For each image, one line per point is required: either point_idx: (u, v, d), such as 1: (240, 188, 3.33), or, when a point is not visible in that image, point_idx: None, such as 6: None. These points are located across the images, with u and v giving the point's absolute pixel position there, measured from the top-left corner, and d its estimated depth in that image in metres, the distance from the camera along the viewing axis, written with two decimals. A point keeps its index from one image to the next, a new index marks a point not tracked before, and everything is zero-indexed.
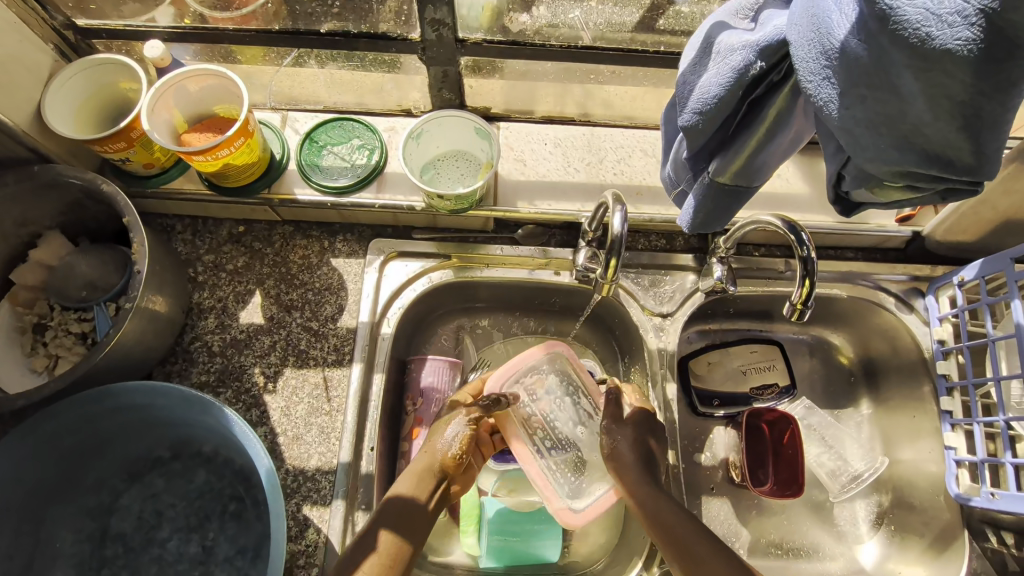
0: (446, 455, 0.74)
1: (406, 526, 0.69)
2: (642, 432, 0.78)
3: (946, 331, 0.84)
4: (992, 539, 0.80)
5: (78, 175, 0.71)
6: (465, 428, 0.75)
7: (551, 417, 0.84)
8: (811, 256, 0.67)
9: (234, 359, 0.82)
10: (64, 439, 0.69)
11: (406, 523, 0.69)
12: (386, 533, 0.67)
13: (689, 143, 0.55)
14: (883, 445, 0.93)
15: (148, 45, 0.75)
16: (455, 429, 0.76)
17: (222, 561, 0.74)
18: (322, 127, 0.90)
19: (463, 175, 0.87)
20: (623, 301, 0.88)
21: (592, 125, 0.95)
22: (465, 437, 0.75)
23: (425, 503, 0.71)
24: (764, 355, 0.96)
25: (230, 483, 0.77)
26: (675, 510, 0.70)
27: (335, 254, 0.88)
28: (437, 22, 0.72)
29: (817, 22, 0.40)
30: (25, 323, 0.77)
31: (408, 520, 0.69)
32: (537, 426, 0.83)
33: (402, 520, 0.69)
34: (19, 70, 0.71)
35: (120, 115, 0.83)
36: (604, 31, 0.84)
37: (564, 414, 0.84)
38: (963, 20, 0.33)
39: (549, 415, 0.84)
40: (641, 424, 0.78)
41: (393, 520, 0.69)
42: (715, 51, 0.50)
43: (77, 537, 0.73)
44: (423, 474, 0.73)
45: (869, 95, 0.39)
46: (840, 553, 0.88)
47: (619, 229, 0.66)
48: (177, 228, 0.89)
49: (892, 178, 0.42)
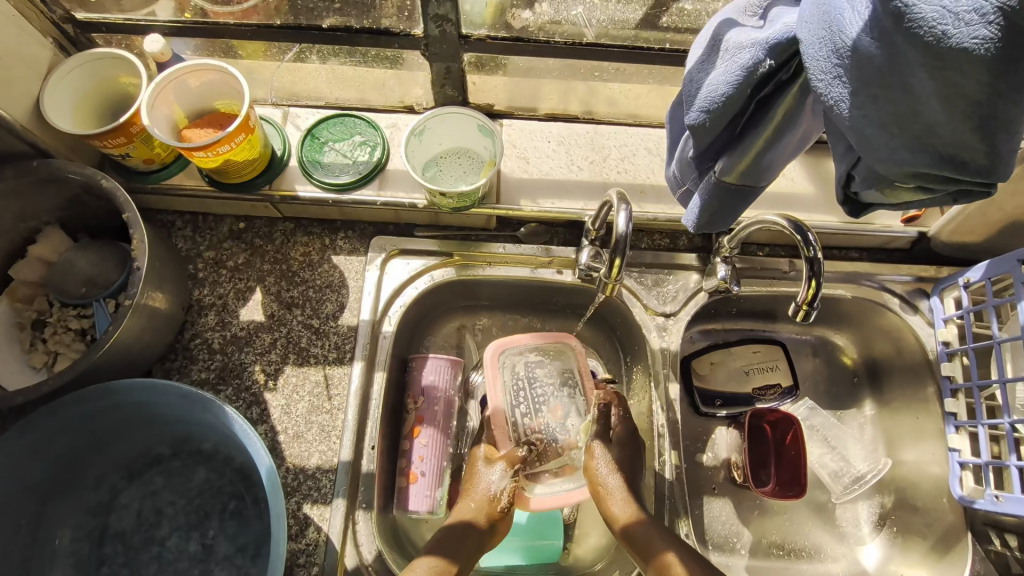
0: (491, 503, 0.75)
1: (456, 551, 0.70)
2: (627, 453, 0.79)
3: (951, 333, 0.83)
4: (995, 541, 0.80)
5: (78, 171, 0.71)
6: (510, 475, 0.76)
7: (539, 412, 0.84)
8: (818, 257, 0.66)
9: (235, 357, 0.82)
10: (63, 436, 0.68)
11: (454, 551, 0.70)
12: (432, 558, 0.68)
13: (695, 142, 0.54)
14: (886, 446, 0.92)
15: (148, 39, 0.74)
16: (494, 477, 0.76)
17: (221, 559, 0.73)
18: (323, 123, 0.89)
19: (465, 173, 0.86)
20: (625, 301, 0.87)
21: (596, 123, 0.95)
22: (507, 481, 0.76)
23: (474, 537, 0.72)
24: (767, 355, 0.95)
25: (230, 481, 0.77)
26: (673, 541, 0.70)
27: (336, 252, 0.88)
28: (441, 17, 0.71)
29: (828, 19, 0.39)
30: (25, 319, 0.76)
31: (457, 545, 0.71)
32: (525, 414, 0.83)
33: (448, 548, 0.70)
34: (18, 63, 0.71)
35: (119, 110, 0.82)
36: (608, 28, 0.84)
37: (552, 407, 0.84)
38: (981, 19, 0.32)
39: (539, 406, 0.84)
40: (630, 444, 0.80)
41: (443, 549, 0.70)
42: (723, 48, 0.49)
43: (76, 534, 0.73)
44: (472, 518, 0.74)
45: (881, 95, 0.38)
46: (842, 554, 0.87)
47: (623, 228, 0.66)
48: (177, 224, 0.88)
49: (903, 180, 0.41)
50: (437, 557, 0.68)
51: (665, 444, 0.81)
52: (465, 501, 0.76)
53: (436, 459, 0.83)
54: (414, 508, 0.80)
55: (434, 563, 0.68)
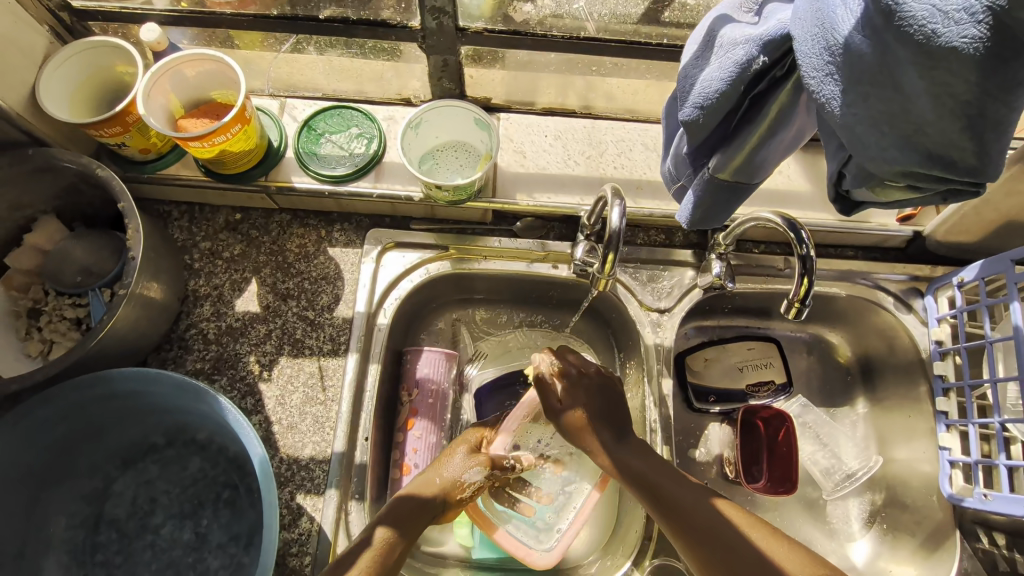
0: (457, 488, 0.74)
1: (404, 524, 0.68)
2: (600, 399, 0.77)
3: (944, 332, 0.83)
4: (983, 539, 0.80)
5: (73, 159, 0.71)
6: (481, 476, 0.75)
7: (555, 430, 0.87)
8: (811, 254, 0.66)
9: (230, 347, 0.82)
10: (58, 424, 0.69)
11: (404, 522, 0.68)
12: (384, 528, 0.67)
13: (689, 138, 0.54)
14: (877, 444, 0.93)
15: (145, 28, 0.76)
16: (473, 470, 0.75)
17: (214, 548, 0.74)
18: (320, 115, 0.89)
19: (462, 166, 0.86)
20: (621, 297, 0.87)
21: (593, 118, 0.94)
22: (481, 483, 0.75)
23: (425, 506, 0.71)
24: (761, 352, 0.96)
25: (224, 471, 0.77)
26: (667, 474, 0.70)
27: (332, 244, 0.88)
28: (438, 10, 0.71)
29: (822, 16, 0.39)
30: (20, 307, 0.76)
31: (409, 520, 0.69)
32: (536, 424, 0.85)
33: (400, 519, 0.68)
34: (13, 52, 0.71)
35: (114, 98, 0.81)
36: (607, 22, 0.83)
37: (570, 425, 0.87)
38: (970, 17, 0.32)
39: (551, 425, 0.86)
40: (596, 390, 0.77)
41: (396, 517, 0.68)
42: (717, 44, 0.49)
43: (71, 521, 0.73)
44: (431, 494, 0.72)
45: (871, 93, 0.38)
46: (832, 550, 0.88)
47: (617, 224, 0.66)
48: (174, 214, 0.88)
49: (894, 179, 0.41)
50: (390, 529, 0.67)
51: (657, 439, 0.81)
52: (430, 475, 0.74)
53: (428, 450, 0.84)
54: None
55: (387, 536, 0.66)
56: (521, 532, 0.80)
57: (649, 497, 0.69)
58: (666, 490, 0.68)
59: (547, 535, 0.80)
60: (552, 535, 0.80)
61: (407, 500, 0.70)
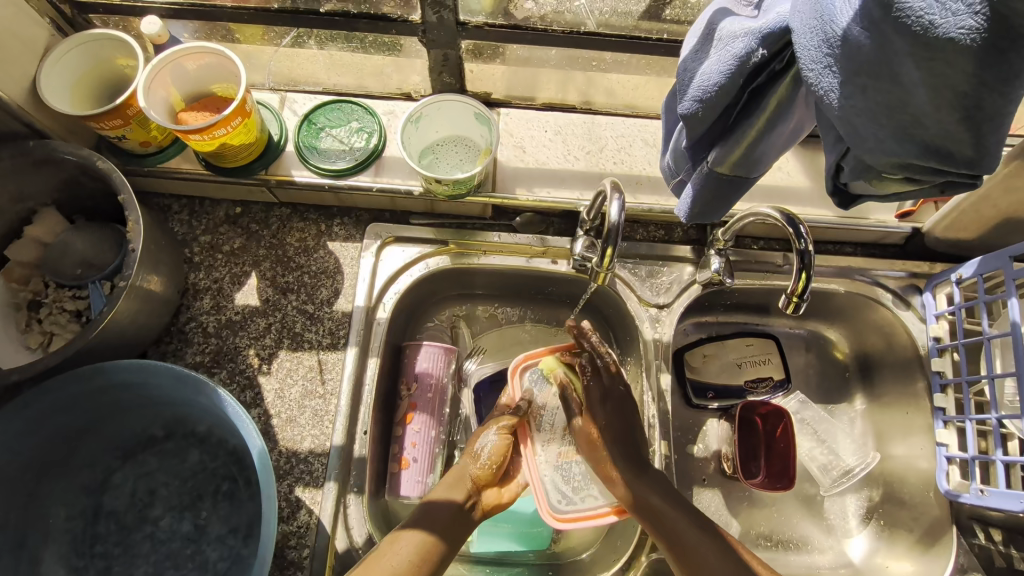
0: (479, 466, 0.75)
1: (436, 527, 0.69)
2: (623, 417, 0.77)
3: (942, 329, 0.84)
4: (979, 534, 0.81)
5: (73, 151, 0.71)
6: (497, 437, 0.76)
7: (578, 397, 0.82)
8: (809, 250, 0.66)
9: (229, 340, 0.82)
10: (58, 416, 0.69)
11: (433, 526, 0.69)
12: (413, 535, 0.67)
13: (688, 131, 0.54)
14: (875, 440, 0.93)
15: (146, 21, 0.74)
16: (488, 437, 0.77)
17: (213, 540, 0.74)
18: (319, 109, 0.89)
19: (462, 160, 0.86)
20: (620, 292, 0.87)
21: (593, 113, 0.94)
22: (500, 447, 0.76)
23: (456, 513, 0.71)
24: (759, 348, 0.96)
25: (223, 463, 0.78)
26: (691, 519, 0.70)
27: (332, 238, 0.88)
28: (438, 4, 0.71)
29: (820, 9, 0.39)
30: (20, 299, 0.76)
31: (441, 526, 0.69)
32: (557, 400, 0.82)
33: (425, 524, 0.69)
34: (14, 44, 0.71)
35: (116, 92, 0.82)
36: (607, 18, 0.83)
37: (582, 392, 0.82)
38: (967, 8, 0.32)
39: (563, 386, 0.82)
40: (619, 411, 0.77)
41: (433, 526, 0.69)
42: (717, 37, 0.49)
43: (69, 513, 0.73)
44: (446, 499, 0.72)
45: (870, 85, 0.38)
46: (829, 546, 0.88)
47: (616, 218, 0.66)
48: (174, 208, 0.88)
49: (891, 171, 0.42)
50: (422, 536, 0.67)
51: (655, 434, 0.82)
52: (462, 473, 0.75)
53: (427, 445, 0.83)
54: (405, 493, 0.81)
55: (423, 540, 0.67)
56: (550, 484, 0.77)
57: (668, 542, 0.69)
58: (687, 540, 0.69)
59: (588, 497, 0.76)
60: (582, 504, 0.76)
61: (432, 503, 0.71)
